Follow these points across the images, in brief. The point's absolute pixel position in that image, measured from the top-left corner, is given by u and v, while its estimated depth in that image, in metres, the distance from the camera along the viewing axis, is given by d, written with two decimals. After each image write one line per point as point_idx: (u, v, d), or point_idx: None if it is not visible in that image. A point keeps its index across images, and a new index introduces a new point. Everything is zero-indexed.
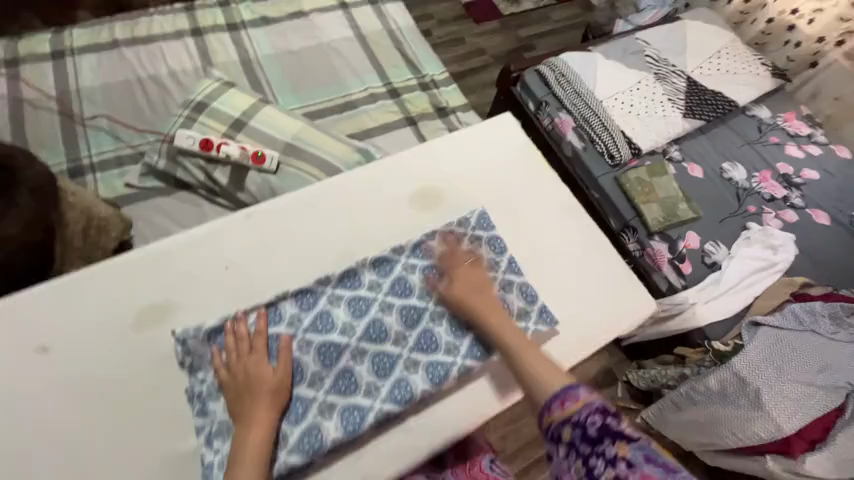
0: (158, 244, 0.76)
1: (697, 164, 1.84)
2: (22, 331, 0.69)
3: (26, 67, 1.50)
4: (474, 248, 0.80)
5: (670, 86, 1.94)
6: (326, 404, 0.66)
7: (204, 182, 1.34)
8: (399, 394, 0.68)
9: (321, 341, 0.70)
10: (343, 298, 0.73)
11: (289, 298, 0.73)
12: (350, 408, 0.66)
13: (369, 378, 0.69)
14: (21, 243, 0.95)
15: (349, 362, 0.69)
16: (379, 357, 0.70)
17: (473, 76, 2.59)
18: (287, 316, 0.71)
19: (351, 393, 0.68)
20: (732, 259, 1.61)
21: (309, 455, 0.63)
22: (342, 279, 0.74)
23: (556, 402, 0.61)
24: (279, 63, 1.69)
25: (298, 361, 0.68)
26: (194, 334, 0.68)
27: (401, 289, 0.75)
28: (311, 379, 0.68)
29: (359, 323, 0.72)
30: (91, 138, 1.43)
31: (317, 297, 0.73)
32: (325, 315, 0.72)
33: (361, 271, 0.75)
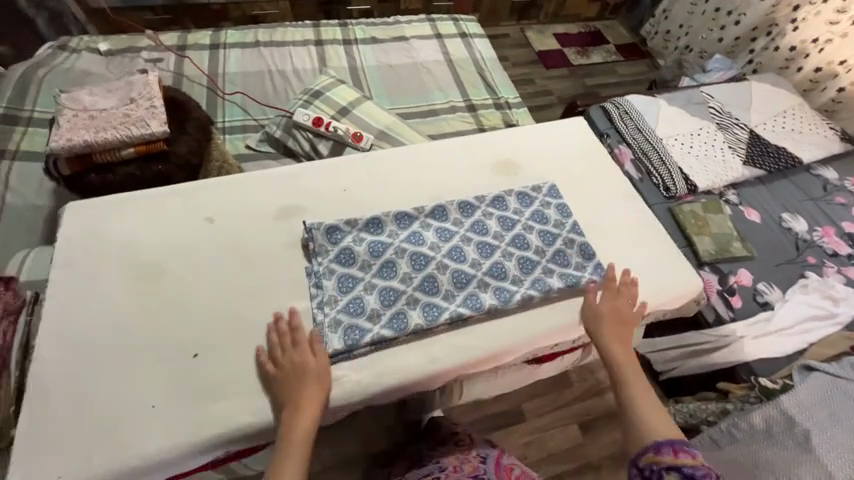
0: (298, 166, 0.97)
1: (755, 210, 1.88)
2: (192, 205, 0.88)
3: (190, 51, 1.92)
4: (545, 209, 0.94)
5: (732, 135, 2.03)
6: (412, 299, 0.80)
7: (308, 151, 1.61)
8: (473, 304, 0.81)
9: (412, 253, 0.84)
10: (433, 225, 0.88)
11: (391, 216, 0.88)
12: (430, 305, 0.79)
13: (447, 288, 0.82)
14: (185, 161, 1.17)
15: (434, 271, 0.83)
16: (457, 273, 0.83)
17: (539, 112, 2.82)
18: (387, 229, 0.87)
19: (432, 294, 0.81)
20: (784, 302, 1.60)
21: (397, 332, 0.76)
22: (433, 212, 0.90)
23: (667, 448, 0.67)
24: (380, 72, 2.01)
25: (394, 262, 0.83)
26: (318, 226, 0.84)
27: (480, 228, 0.89)
28: (403, 277, 0.82)
29: (444, 245, 0.86)
30: (227, 109, 1.78)
31: (412, 219, 0.88)
32: (417, 234, 0.87)
33: (450, 208, 0.91)
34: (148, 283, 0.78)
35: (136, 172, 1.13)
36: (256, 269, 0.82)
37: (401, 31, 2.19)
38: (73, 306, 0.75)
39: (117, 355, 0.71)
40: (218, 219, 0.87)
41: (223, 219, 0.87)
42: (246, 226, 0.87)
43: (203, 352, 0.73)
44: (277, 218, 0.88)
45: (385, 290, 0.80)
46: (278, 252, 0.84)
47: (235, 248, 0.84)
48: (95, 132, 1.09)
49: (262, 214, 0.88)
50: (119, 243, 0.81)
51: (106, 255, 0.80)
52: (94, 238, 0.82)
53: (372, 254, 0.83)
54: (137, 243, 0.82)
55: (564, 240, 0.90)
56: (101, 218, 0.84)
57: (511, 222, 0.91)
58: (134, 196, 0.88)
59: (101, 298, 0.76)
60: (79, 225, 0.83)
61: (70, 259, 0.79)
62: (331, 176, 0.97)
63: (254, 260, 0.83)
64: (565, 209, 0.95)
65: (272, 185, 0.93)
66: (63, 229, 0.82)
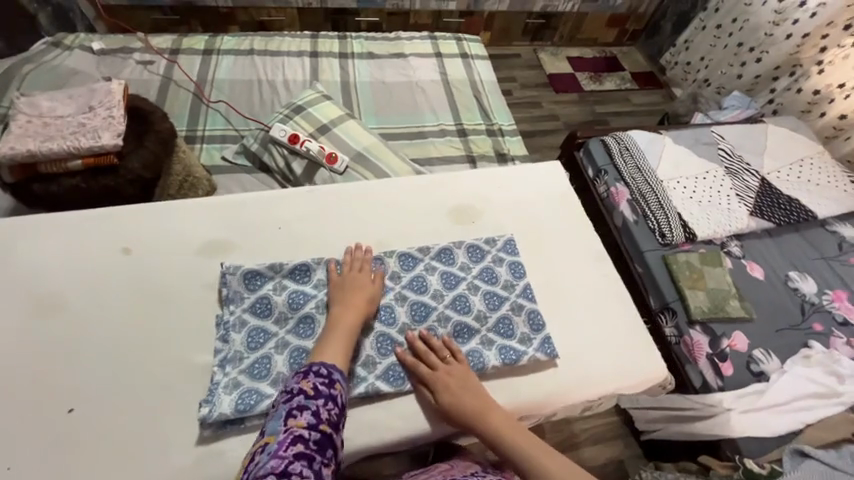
0: (234, 196, 0.90)
1: (759, 265, 1.73)
2: (111, 232, 0.82)
3: (182, 56, 1.89)
4: (495, 266, 0.86)
5: (740, 182, 1.89)
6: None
7: (282, 169, 1.55)
8: (395, 377, 0.74)
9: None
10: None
11: (321, 265, 0.82)
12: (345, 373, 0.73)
13: (369, 354, 0.75)
14: (137, 176, 1.12)
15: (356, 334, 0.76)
16: (384, 338, 0.77)
17: (542, 137, 2.72)
18: (315, 279, 0.80)
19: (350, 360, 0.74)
20: (783, 374, 1.45)
21: None
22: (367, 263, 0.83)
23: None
24: (372, 89, 1.95)
25: (314, 318, 0.76)
26: (235, 272, 0.78)
27: (418, 285, 0.82)
28: (319, 337, 0.74)
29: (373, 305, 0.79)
30: (209, 117, 1.74)
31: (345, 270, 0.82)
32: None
33: (387, 260, 0.84)
34: (43, 319, 0.73)
35: (82, 183, 1.08)
36: (164, 312, 0.75)
37: (401, 48, 2.13)
38: None
39: None
40: (135, 251, 0.81)
41: (140, 251, 0.81)
42: (165, 262, 0.80)
43: (79, 407, 0.66)
44: (199, 255, 0.82)
45: (297, 350, 0.73)
46: (192, 295, 0.78)
47: (146, 286, 0.77)
48: (42, 141, 1.05)
49: (184, 249, 0.82)
50: (24, 273, 0.76)
51: (8, 284, 0.75)
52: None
53: (292, 307, 0.77)
54: (42, 273, 0.77)
55: (511, 306, 0.82)
56: (11, 241, 0.79)
57: (454, 280, 0.84)
58: (51, 218, 0.82)
59: None
60: None
61: None
62: (269, 210, 0.89)
63: (163, 302, 0.76)
64: (518, 269, 0.87)
65: (202, 216, 0.86)
66: None
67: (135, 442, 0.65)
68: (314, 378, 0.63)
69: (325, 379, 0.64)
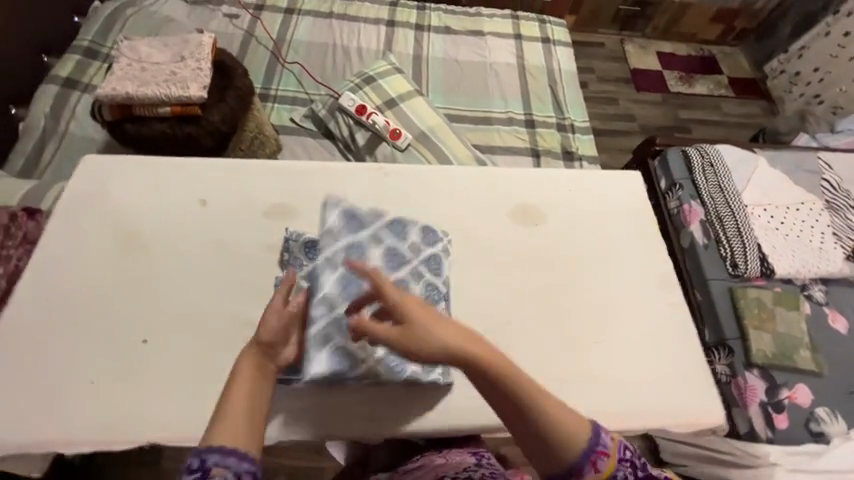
0: (303, 163, 0.93)
1: (844, 316, 1.53)
2: (194, 183, 0.88)
3: (265, 13, 1.94)
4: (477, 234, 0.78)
5: (841, 221, 1.66)
6: (374, 346, 0.77)
7: (345, 137, 1.57)
8: (432, 366, 0.79)
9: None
10: (413, 263, 0.79)
11: (377, 241, 0.79)
12: (392, 357, 0.77)
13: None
14: (215, 129, 1.18)
15: None
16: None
17: (613, 138, 2.53)
18: (368, 253, 0.78)
19: (393, 346, 0.77)
20: (847, 441, 1.30)
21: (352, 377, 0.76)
22: (415, 246, 0.81)
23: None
24: (444, 66, 1.89)
25: None
26: (296, 239, 0.81)
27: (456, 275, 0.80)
28: None
29: (414, 287, 0.78)
30: (283, 78, 1.78)
31: (396, 250, 0.80)
32: (392, 271, 0.78)
33: (436, 245, 0.81)
34: (127, 253, 0.80)
35: (168, 130, 1.15)
36: (230, 266, 0.80)
37: (479, 25, 2.04)
38: (55, 260, 0.78)
39: (78, 320, 0.74)
40: (210, 203, 0.85)
41: (215, 203, 0.85)
42: (235, 217, 0.84)
43: (152, 339, 0.73)
44: (266, 216, 0.85)
45: (347, 327, 0.76)
46: (255, 253, 0.82)
47: (216, 238, 0.82)
48: (138, 85, 1.12)
49: (254, 208, 0.86)
50: (115, 208, 0.83)
51: (100, 216, 0.83)
52: (96, 196, 0.85)
53: (342, 282, 0.77)
54: (131, 211, 0.83)
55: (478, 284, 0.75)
56: (107, 177, 0.87)
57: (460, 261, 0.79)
58: (141, 161, 0.89)
59: (82, 258, 0.79)
60: (86, 179, 0.86)
61: (68, 212, 0.82)
62: (334, 181, 0.91)
63: (230, 256, 0.81)
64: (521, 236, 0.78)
65: (273, 178, 0.89)
66: (71, 180, 0.86)
67: (194, 380, 0.71)
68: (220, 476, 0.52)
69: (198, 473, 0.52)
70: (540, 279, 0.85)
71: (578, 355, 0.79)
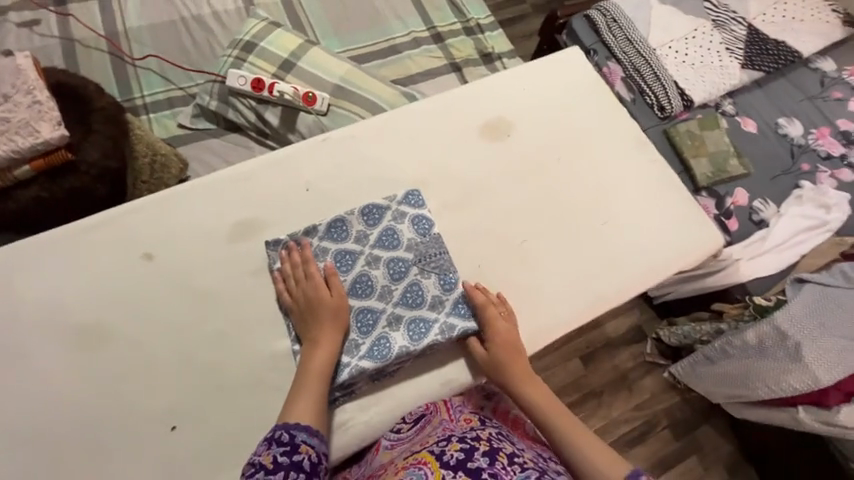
0: (243, 165, 0.79)
1: (751, 118, 1.76)
2: (127, 240, 0.73)
3: (73, 5, 1.51)
4: (399, 229, 0.76)
5: (729, 34, 1.81)
6: (355, 340, 0.70)
7: (255, 122, 1.35)
8: (418, 332, 0.71)
9: (355, 276, 0.73)
10: (372, 233, 0.75)
11: (356, 219, 0.76)
12: (377, 341, 0.70)
13: (388, 314, 0.72)
14: (101, 170, 0.94)
15: (387, 290, 0.73)
16: (401, 294, 0.73)
17: (512, 26, 2.47)
18: (353, 234, 0.75)
19: (368, 329, 0.71)
20: (780, 217, 1.57)
21: (381, 360, 0.69)
22: (366, 218, 0.76)
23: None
24: (321, 3, 1.64)
25: (367, 275, 0.73)
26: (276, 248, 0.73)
27: (422, 227, 0.76)
28: (380, 292, 0.73)
29: (384, 256, 0.74)
30: (142, 79, 1.45)
31: (348, 228, 0.75)
32: (349, 251, 0.74)
33: (386, 206, 0.77)
34: (96, 349, 0.67)
35: (43, 193, 0.91)
36: (221, 311, 0.71)
37: None
38: (11, 394, 0.65)
39: (82, 441, 0.64)
40: (158, 255, 0.72)
41: (164, 254, 0.72)
42: (197, 256, 0.73)
43: (181, 421, 0.66)
44: (231, 240, 0.74)
45: None
46: (240, 285, 0.72)
47: (189, 288, 0.71)
48: None
49: (211, 238, 0.74)
50: (46, 308, 0.68)
51: (32, 326, 0.68)
52: (10, 305, 0.68)
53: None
54: (67, 302, 0.69)
55: (444, 331, 0.72)
56: (10, 278, 0.69)
57: (427, 224, 0.77)
58: (43, 242, 0.71)
59: (42, 378, 0.66)
60: None
61: None
62: (285, 174, 0.79)
63: (218, 301, 0.71)
64: (435, 241, 0.76)
65: (217, 199, 0.77)
66: None
67: (249, 434, 0.66)
68: (276, 449, 0.58)
69: (287, 447, 0.59)
70: (530, 187, 0.84)
71: (592, 241, 0.82)
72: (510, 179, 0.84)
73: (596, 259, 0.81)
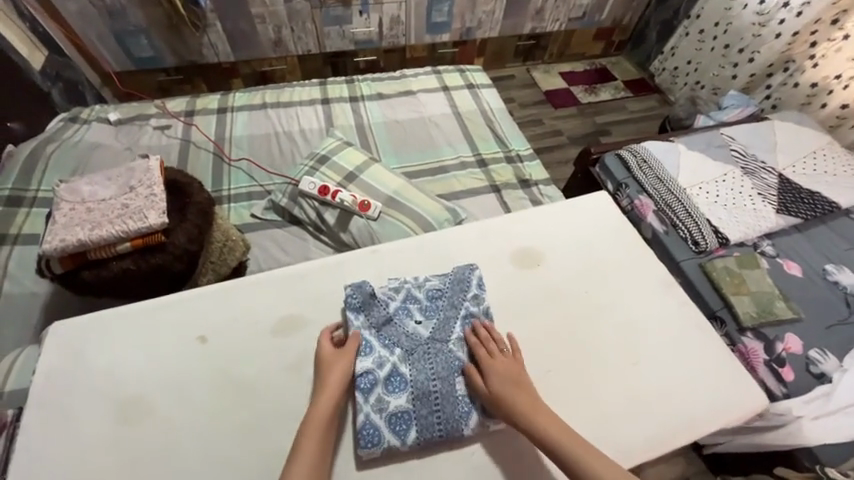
0: (300, 266, 0.94)
1: (795, 262, 1.73)
2: (190, 321, 0.85)
3: (198, 117, 1.94)
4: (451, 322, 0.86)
5: (760, 180, 1.91)
6: (385, 403, 0.78)
7: (314, 220, 1.56)
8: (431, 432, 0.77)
9: (388, 371, 0.80)
10: (426, 331, 0.86)
11: (418, 308, 0.88)
12: (397, 419, 0.77)
13: (420, 419, 0.78)
14: (183, 251, 1.11)
15: (414, 384, 0.80)
16: (437, 399, 0.79)
17: (549, 154, 2.78)
18: (414, 314, 0.87)
19: (403, 432, 0.76)
20: (844, 373, 1.42)
21: (397, 439, 0.76)
22: (425, 310, 0.87)
23: None
24: (387, 129, 1.99)
25: (399, 370, 0.81)
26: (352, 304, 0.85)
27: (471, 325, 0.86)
28: (410, 387, 0.80)
29: (425, 345, 0.84)
30: (233, 175, 1.75)
31: (408, 314, 0.87)
32: (389, 356, 0.82)
33: (448, 293, 0.89)
34: (134, 423, 0.74)
35: (132, 266, 1.08)
36: (253, 401, 0.77)
37: (408, 86, 2.19)
38: (47, 459, 0.71)
39: None
40: (210, 339, 0.83)
41: (215, 339, 0.83)
42: (245, 344, 0.83)
43: None
44: (276, 334, 0.84)
45: (365, 372, 0.79)
46: (272, 377, 0.80)
47: (230, 373, 0.80)
48: (89, 229, 1.04)
49: (259, 329, 0.85)
50: (101, 376, 0.78)
51: (90, 393, 0.77)
52: (75, 369, 0.79)
53: (361, 388, 0.79)
54: (123, 375, 0.79)
55: (410, 415, 0.78)
56: (88, 345, 0.82)
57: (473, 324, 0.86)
58: (121, 315, 0.86)
59: (74, 445, 0.72)
60: (62, 355, 0.80)
61: (49, 399, 0.76)
62: (331, 279, 0.92)
63: (252, 392, 0.78)
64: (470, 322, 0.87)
65: (274, 292, 0.90)
66: (40, 361, 0.80)
67: None
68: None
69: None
70: (559, 314, 0.90)
71: (620, 380, 0.83)
72: (536, 305, 0.91)
73: (623, 402, 0.80)
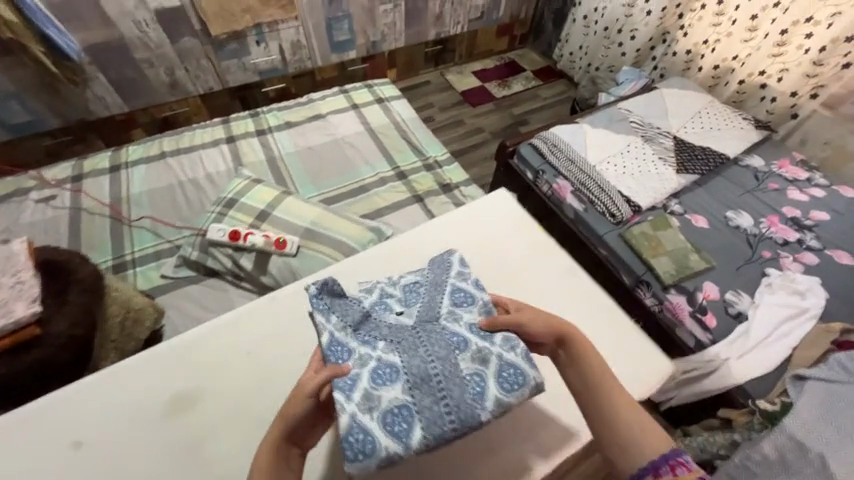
0: (187, 335, 0.88)
1: (701, 215, 1.88)
2: (64, 428, 0.78)
3: (87, 180, 1.77)
4: (437, 302, 0.81)
5: (659, 146, 2.06)
6: (379, 399, 0.69)
7: (231, 268, 1.46)
8: (437, 426, 0.68)
9: (376, 364, 0.72)
10: (412, 320, 0.80)
11: (394, 298, 0.83)
12: (397, 415, 0.68)
13: (423, 410, 0.69)
14: (68, 339, 1.01)
15: (407, 375, 0.71)
16: (440, 383, 0.71)
17: (475, 152, 2.85)
18: (394, 306, 0.82)
19: (404, 433, 0.67)
20: (757, 308, 1.55)
21: (400, 440, 0.67)
22: (404, 300, 0.83)
23: (662, 461, 0.65)
24: (300, 157, 1.93)
25: (389, 362, 0.72)
26: (316, 304, 0.80)
27: (462, 300, 0.82)
28: (402, 379, 0.71)
29: (410, 333, 0.77)
30: (136, 237, 1.62)
31: (387, 309, 0.81)
32: (373, 352, 0.73)
33: (426, 280, 0.85)
34: None
35: (3, 370, 0.95)
36: None
37: (317, 110, 2.14)
38: None
39: None
40: (87, 443, 0.77)
41: (93, 442, 0.77)
42: (130, 439, 0.78)
43: None
44: (164, 420, 0.79)
45: (350, 371, 0.70)
46: (163, 468, 0.75)
47: (150, 459, 0.76)
48: None
49: (144, 418, 0.79)
50: None
51: None
52: None
53: (341, 388, 0.68)
54: None
55: (409, 407, 0.69)
56: None
57: (465, 297, 0.82)
58: (12, 420, 0.78)
59: None
60: None
61: None
62: (226, 339, 0.88)
63: None
64: (460, 298, 0.82)
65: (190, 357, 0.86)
66: None
67: None
68: None
69: None
70: None
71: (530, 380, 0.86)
72: None
73: None
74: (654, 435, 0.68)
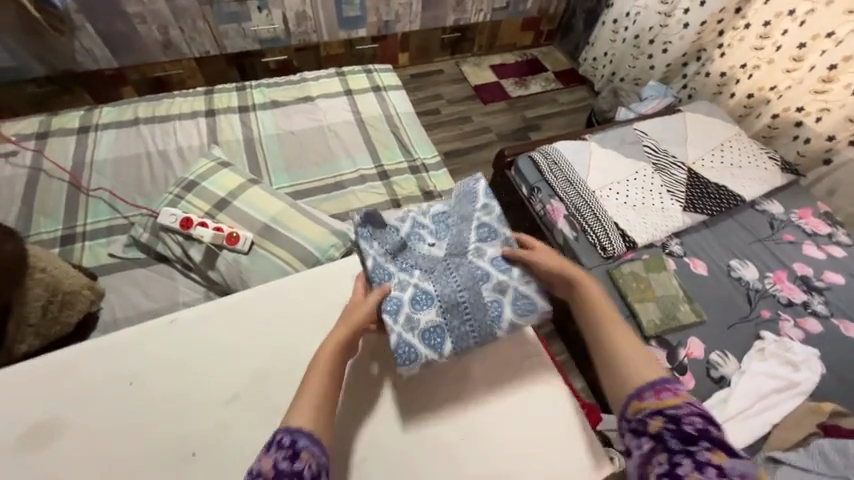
0: (67, 356, 0.91)
1: (701, 260, 1.72)
2: None
3: (53, 139, 1.68)
4: (467, 237, 0.96)
5: (670, 177, 1.88)
6: (414, 319, 0.87)
7: (180, 257, 1.37)
8: (462, 339, 0.89)
9: (413, 293, 0.89)
10: (442, 251, 0.97)
11: (428, 234, 0.99)
12: (430, 331, 0.87)
13: (452, 330, 0.89)
14: None
15: (439, 301, 0.89)
16: (467, 307, 0.90)
17: (477, 153, 2.68)
18: (428, 241, 0.98)
19: (439, 345, 0.87)
20: (743, 375, 1.41)
21: (433, 349, 0.87)
22: (435, 234, 0.99)
23: (648, 387, 0.65)
24: (280, 141, 1.80)
25: (426, 290, 0.90)
26: (363, 235, 0.95)
27: (487, 233, 0.96)
28: (433, 305, 0.89)
29: (444, 268, 0.93)
30: (91, 208, 1.53)
31: (421, 240, 0.98)
32: (410, 281, 0.91)
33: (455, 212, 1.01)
34: None
35: None
36: None
37: (308, 91, 2.00)
38: None
39: None
40: None
41: None
42: None
43: None
44: (21, 444, 0.82)
45: (391, 298, 0.87)
46: None
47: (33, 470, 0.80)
48: None
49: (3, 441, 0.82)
50: None
51: None
52: None
53: (389, 310, 0.86)
54: None
55: (442, 325, 0.88)
56: None
57: (488, 233, 0.96)
58: None
59: None
60: None
61: None
62: (108, 365, 0.91)
63: None
64: (486, 232, 0.96)
65: (134, 350, 0.93)
66: None
67: None
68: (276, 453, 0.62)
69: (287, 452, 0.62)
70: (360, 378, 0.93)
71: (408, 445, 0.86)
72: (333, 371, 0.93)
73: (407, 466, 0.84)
74: (646, 366, 0.68)
